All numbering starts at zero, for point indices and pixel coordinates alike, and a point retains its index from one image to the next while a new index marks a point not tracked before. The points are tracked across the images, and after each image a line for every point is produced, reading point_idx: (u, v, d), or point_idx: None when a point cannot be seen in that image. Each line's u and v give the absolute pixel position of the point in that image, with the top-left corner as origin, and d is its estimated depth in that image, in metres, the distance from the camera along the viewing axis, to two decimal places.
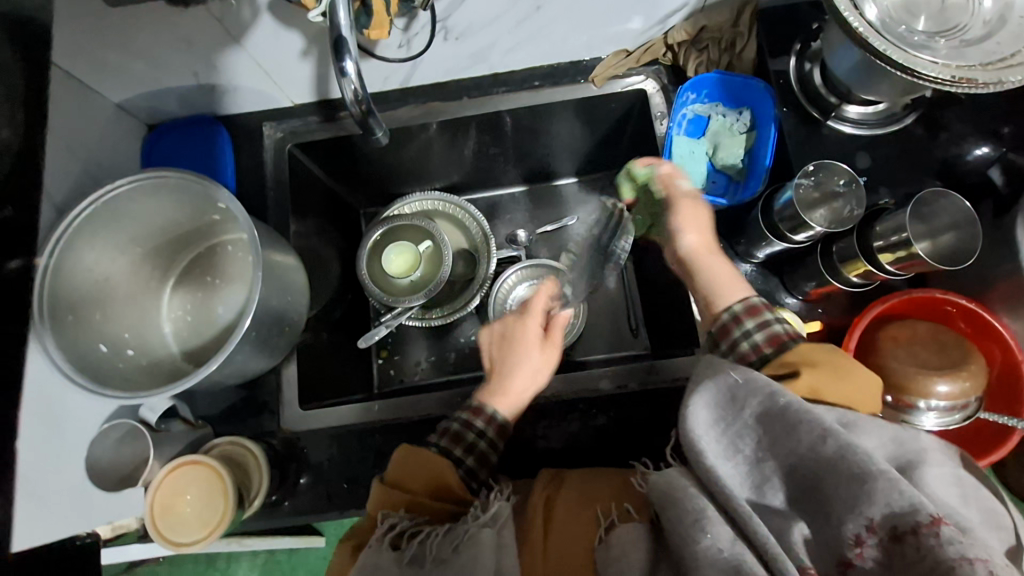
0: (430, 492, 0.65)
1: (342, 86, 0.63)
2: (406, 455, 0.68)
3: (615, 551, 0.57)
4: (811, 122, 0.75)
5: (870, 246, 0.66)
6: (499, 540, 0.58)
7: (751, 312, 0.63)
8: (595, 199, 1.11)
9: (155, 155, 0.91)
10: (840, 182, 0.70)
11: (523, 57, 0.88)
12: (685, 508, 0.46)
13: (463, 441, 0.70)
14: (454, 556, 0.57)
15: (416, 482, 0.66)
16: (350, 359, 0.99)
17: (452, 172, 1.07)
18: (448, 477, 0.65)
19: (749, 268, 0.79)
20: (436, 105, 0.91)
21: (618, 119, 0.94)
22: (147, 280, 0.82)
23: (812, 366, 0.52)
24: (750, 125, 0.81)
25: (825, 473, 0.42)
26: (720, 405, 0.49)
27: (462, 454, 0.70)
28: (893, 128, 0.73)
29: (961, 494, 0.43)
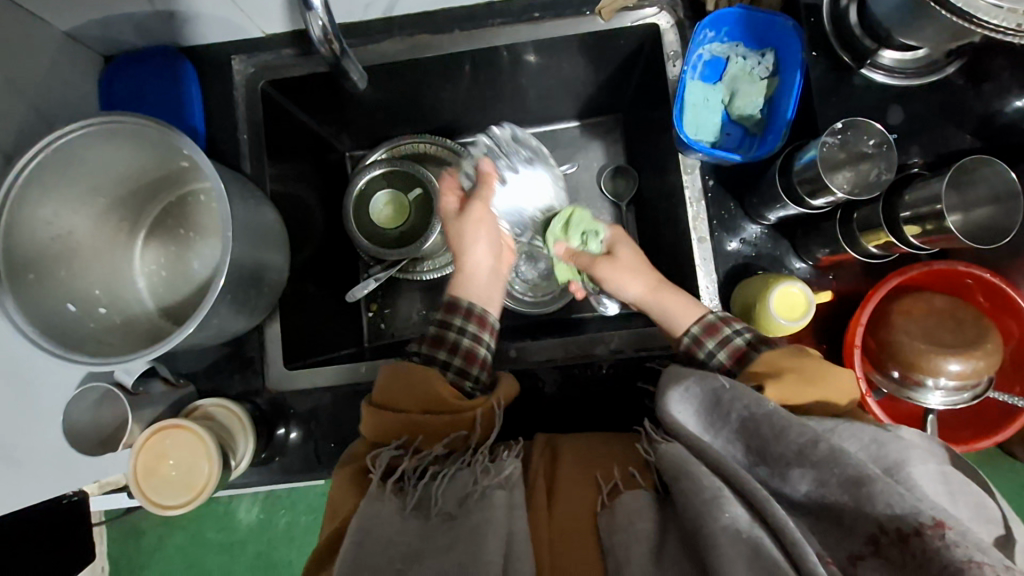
0: (422, 409, 0.67)
1: (309, 21, 0.59)
2: (395, 372, 0.69)
3: (620, 517, 0.58)
4: (841, 69, 0.67)
5: (897, 216, 0.61)
6: (509, 502, 0.59)
7: (711, 332, 0.68)
8: (598, 144, 1.05)
9: (115, 92, 0.82)
10: (870, 142, 0.63)
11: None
12: (702, 485, 0.53)
13: (444, 342, 0.76)
14: (461, 510, 0.59)
15: (408, 400, 0.67)
16: (339, 313, 0.96)
17: (444, 113, 0.99)
18: (438, 390, 0.67)
19: (757, 229, 0.74)
20: (424, 38, 0.82)
21: (626, 56, 0.86)
22: (114, 234, 0.76)
23: (780, 378, 0.60)
24: (772, 70, 0.73)
25: (819, 474, 0.50)
26: (707, 409, 0.59)
27: (448, 354, 0.76)
28: (934, 78, 0.66)
29: (949, 490, 0.51)
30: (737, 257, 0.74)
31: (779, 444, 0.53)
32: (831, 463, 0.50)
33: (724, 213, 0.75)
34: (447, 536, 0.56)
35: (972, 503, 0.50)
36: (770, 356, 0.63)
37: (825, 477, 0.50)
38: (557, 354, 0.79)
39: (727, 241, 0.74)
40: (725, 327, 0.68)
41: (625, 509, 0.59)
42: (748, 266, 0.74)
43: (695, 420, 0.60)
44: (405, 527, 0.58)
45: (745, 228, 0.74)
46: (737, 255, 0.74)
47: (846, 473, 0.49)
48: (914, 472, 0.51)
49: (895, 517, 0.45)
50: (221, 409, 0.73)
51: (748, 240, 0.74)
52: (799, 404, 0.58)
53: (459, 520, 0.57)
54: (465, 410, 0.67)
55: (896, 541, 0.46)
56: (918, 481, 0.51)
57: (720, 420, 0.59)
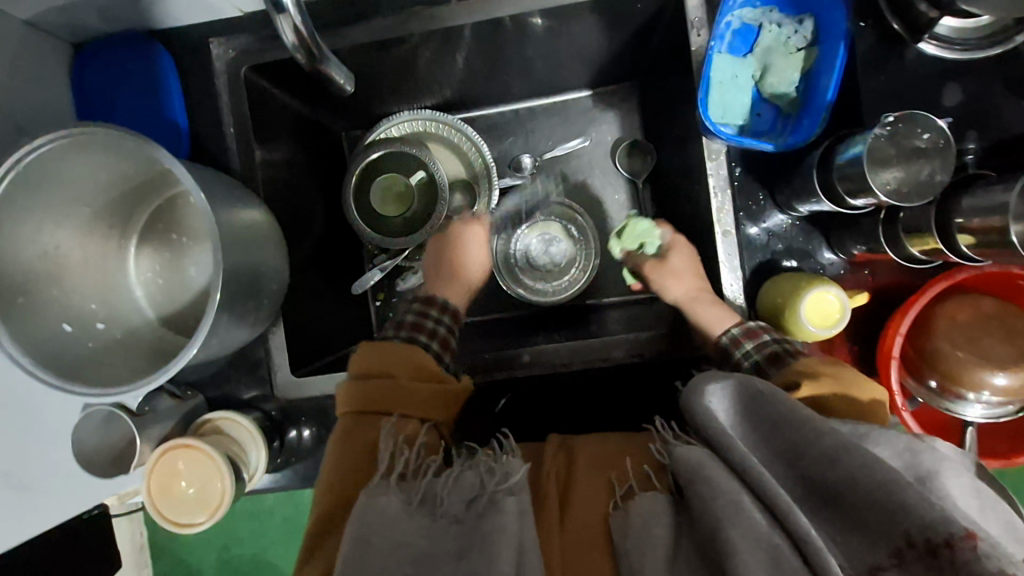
0: (413, 375, 0.69)
1: (279, 24, 0.52)
2: (378, 347, 0.71)
3: (635, 522, 0.56)
4: (891, 40, 0.59)
5: (951, 223, 0.55)
6: (520, 507, 0.55)
7: (749, 336, 0.67)
8: (612, 115, 0.97)
9: (88, 86, 0.76)
10: (925, 136, 0.54)
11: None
12: (720, 490, 0.49)
13: (424, 329, 0.78)
14: (467, 514, 0.56)
15: (399, 367, 0.69)
16: (346, 307, 0.93)
17: (444, 88, 0.92)
18: (430, 362, 0.71)
19: (785, 221, 0.69)
20: (419, 12, 0.75)
21: (644, 20, 0.77)
22: (105, 242, 0.72)
23: (815, 378, 0.58)
24: (811, 40, 0.65)
25: (849, 475, 0.46)
26: (743, 401, 0.56)
27: (427, 339, 0.77)
28: (1003, 49, 0.57)
29: (981, 505, 0.48)
30: (766, 255, 0.69)
31: (810, 447, 0.50)
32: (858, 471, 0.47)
33: (752, 204, 0.69)
34: (457, 542, 0.54)
35: (1001, 519, 0.47)
36: (808, 361, 0.61)
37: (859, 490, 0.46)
38: (583, 355, 0.73)
39: (754, 234, 0.69)
40: (763, 334, 0.66)
41: (639, 513, 0.56)
42: (775, 262, 0.69)
43: (727, 417, 0.56)
44: (414, 525, 0.55)
45: (772, 218, 0.69)
46: (766, 251, 0.69)
47: (876, 479, 0.45)
48: (947, 483, 0.48)
49: (928, 527, 0.40)
50: (231, 421, 0.71)
51: (775, 233, 0.69)
52: (831, 406, 0.55)
53: (468, 524, 0.55)
54: (449, 381, 0.71)
55: (923, 554, 0.41)
56: (951, 495, 0.47)
57: (756, 423, 0.55)
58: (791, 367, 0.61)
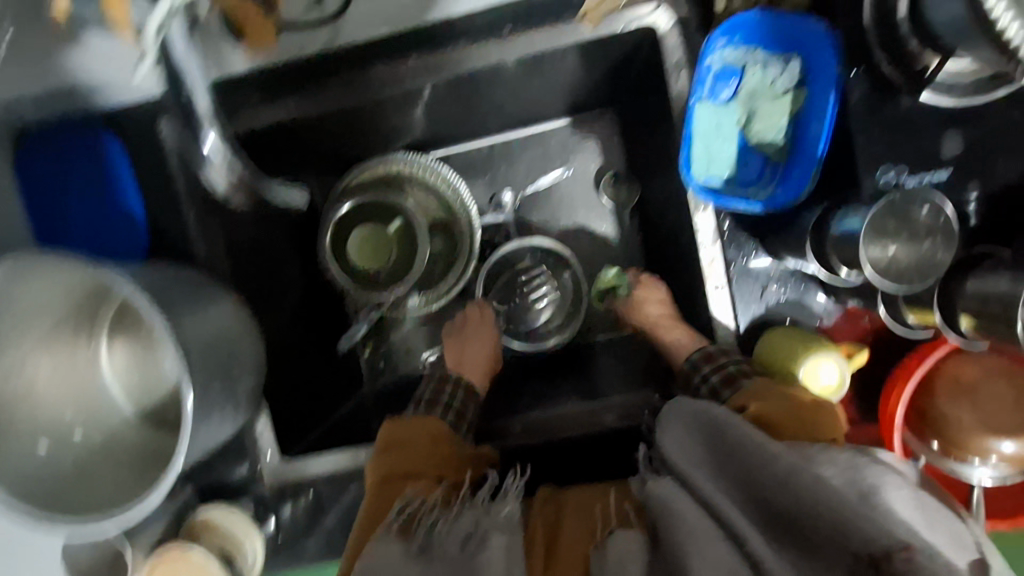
0: (432, 443, 0.69)
1: None
2: (397, 427, 0.70)
3: (612, 560, 0.52)
4: (887, 89, 0.54)
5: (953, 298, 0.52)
6: (509, 543, 0.55)
7: (707, 358, 0.65)
8: (594, 142, 0.93)
9: (38, 181, 0.70)
10: (924, 210, 0.49)
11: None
12: (683, 527, 0.49)
13: (438, 405, 0.77)
14: (461, 554, 0.55)
15: (415, 434, 0.70)
16: (334, 366, 0.91)
17: (415, 131, 0.87)
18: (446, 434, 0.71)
19: (779, 270, 0.66)
20: (377, 72, 0.68)
21: (621, 57, 0.72)
22: (73, 344, 0.68)
23: (761, 400, 0.57)
24: (800, 83, 0.60)
25: (795, 499, 0.48)
26: (704, 439, 0.56)
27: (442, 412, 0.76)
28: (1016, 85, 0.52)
29: (927, 516, 0.47)
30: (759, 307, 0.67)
31: (764, 474, 0.50)
32: (812, 491, 0.47)
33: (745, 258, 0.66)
34: None
35: (948, 528, 0.47)
36: (758, 384, 0.60)
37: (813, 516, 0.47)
38: (575, 424, 0.72)
39: (747, 287, 0.66)
40: (722, 356, 0.65)
41: (615, 554, 0.52)
42: (776, 314, 0.67)
43: (681, 448, 0.56)
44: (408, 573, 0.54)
45: (764, 270, 0.66)
46: (760, 304, 0.66)
47: (826, 500, 0.47)
48: (889, 495, 0.48)
49: (868, 543, 0.45)
50: (226, 516, 0.70)
51: (769, 282, 0.66)
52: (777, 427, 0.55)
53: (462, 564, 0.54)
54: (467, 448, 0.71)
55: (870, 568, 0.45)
56: (893, 505, 0.47)
57: (711, 454, 0.55)
58: (738, 392, 0.60)
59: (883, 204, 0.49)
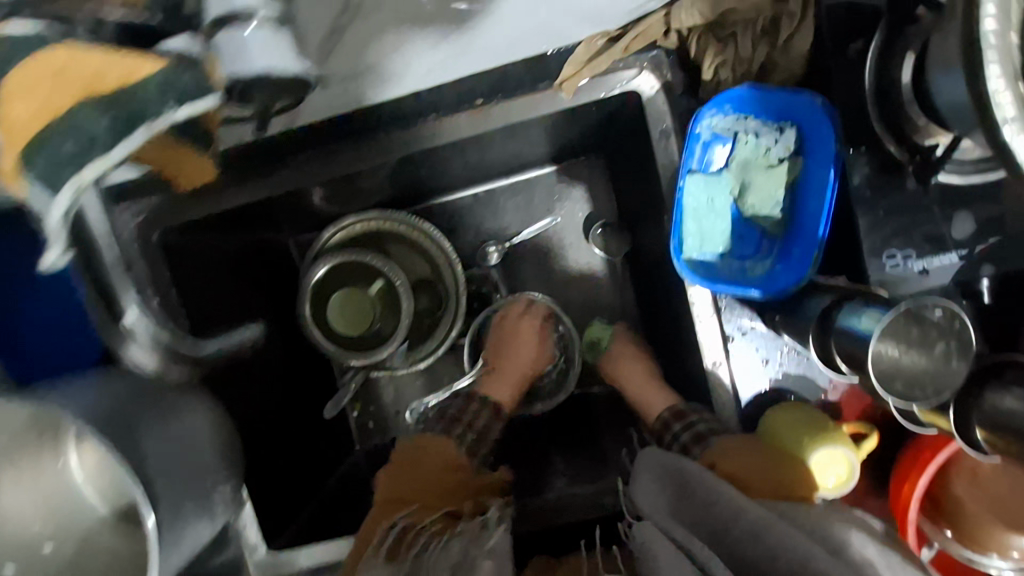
0: (445, 472, 0.67)
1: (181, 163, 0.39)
2: (425, 443, 0.70)
3: None
4: (891, 169, 0.50)
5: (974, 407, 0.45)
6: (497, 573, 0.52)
7: (677, 418, 0.66)
8: (581, 189, 0.88)
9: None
10: (936, 313, 0.45)
11: (431, 68, 0.57)
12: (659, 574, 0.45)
13: (461, 421, 0.74)
14: None
15: (431, 461, 0.68)
16: (321, 434, 0.88)
17: (392, 189, 0.83)
18: (459, 462, 0.69)
19: (783, 344, 0.62)
20: (343, 146, 0.64)
21: (604, 117, 0.67)
22: (36, 455, 0.64)
23: (733, 461, 0.56)
24: (795, 154, 0.56)
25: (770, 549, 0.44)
26: (673, 492, 0.54)
27: (463, 430, 0.73)
28: (1001, 172, 0.49)
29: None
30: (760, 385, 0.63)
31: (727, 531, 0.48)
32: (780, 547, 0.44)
33: (742, 334, 0.63)
34: None
35: None
36: (725, 442, 0.58)
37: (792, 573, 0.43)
38: (574, 510, 0.69)
39: (746, 362, 0.63)
40: (691, 415, 0.65)
41: None
42: (779, 390, 0.63)
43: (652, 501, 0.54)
44: None
45: (763, 345, 0.63)
46: (762, 380, 0.63)
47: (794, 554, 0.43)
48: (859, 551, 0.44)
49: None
50: None
51: (771, 355, 0.63)
52: (745, 484, 0.54)
53: None
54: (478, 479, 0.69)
55: None
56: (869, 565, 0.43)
57: (677, 505, 0.53)
58: (709, 451, 0.58)
59: (905, 307, 0.44)
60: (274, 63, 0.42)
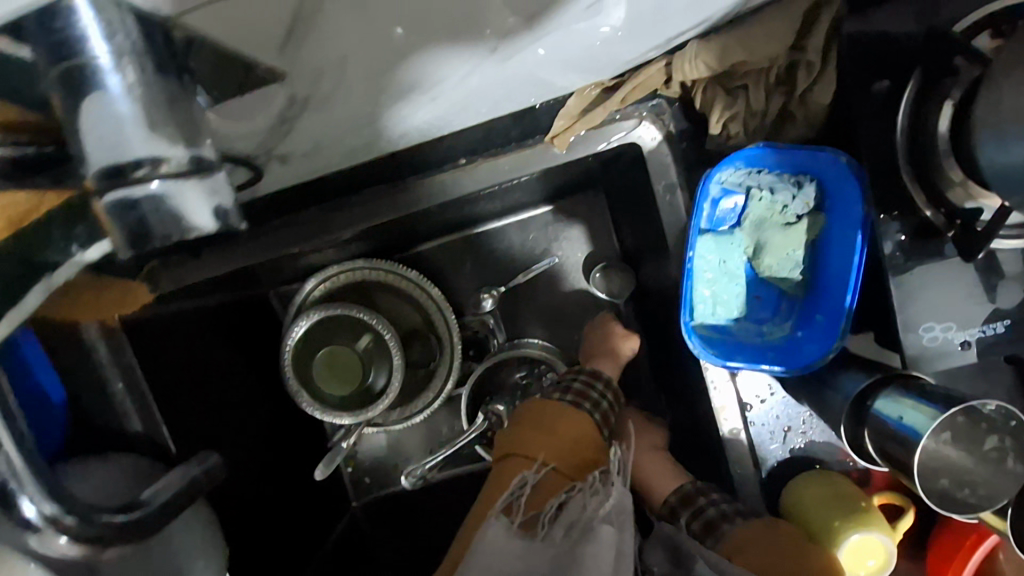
0: (574, 440, 0.58)
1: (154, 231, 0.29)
2: (544, 406, 0.60)
3: None
4: (928, 231, 0.45)
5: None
6: (618, 544, 0.47)
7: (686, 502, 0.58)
8: (579, 227, 0.83)
9: None
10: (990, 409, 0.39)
11: (436, 116, 0.46)
12: None
13: (588, 398, 0.63)
14: (564, 543, 0.47)
15: (564, 424, 0.59)
16: (313, 498, 0.82)
17: (377, 239, 0.77)
18: (591, 428, 0.59)
19: (805, 411, 0.57)
20: (319, 209, 0.58)
21: (601, 165, 0.61)
22: None
23: (757, 555, 0.49)
24: (814, 212, 0.51)
25: None
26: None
27: (591, 408, 0.62)
28: None
29: None
30: (783, 456, 0.58)
31: None
32: None
33: (761, 402, 0.57)
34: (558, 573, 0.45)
35: None
36: (744, 534, 0.51)
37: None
38: None
39: (767, 432, 0.57)
40: (701, 498, 0.57)
41: None
42: (805, 459, 0.57)
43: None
44: (509, 550, 0.46)
45: (785, 412, 0.57)
46: (784, 450, 0.58)
47: None
48: None
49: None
50: None
51: (791, 424, 0.57)
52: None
53: (565, 553, 0.46)
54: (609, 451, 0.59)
55: None
56: None
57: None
58: (725, 541, 0.52)
59: (960, 405, 0.39)
60: (197, 221, 0.29)
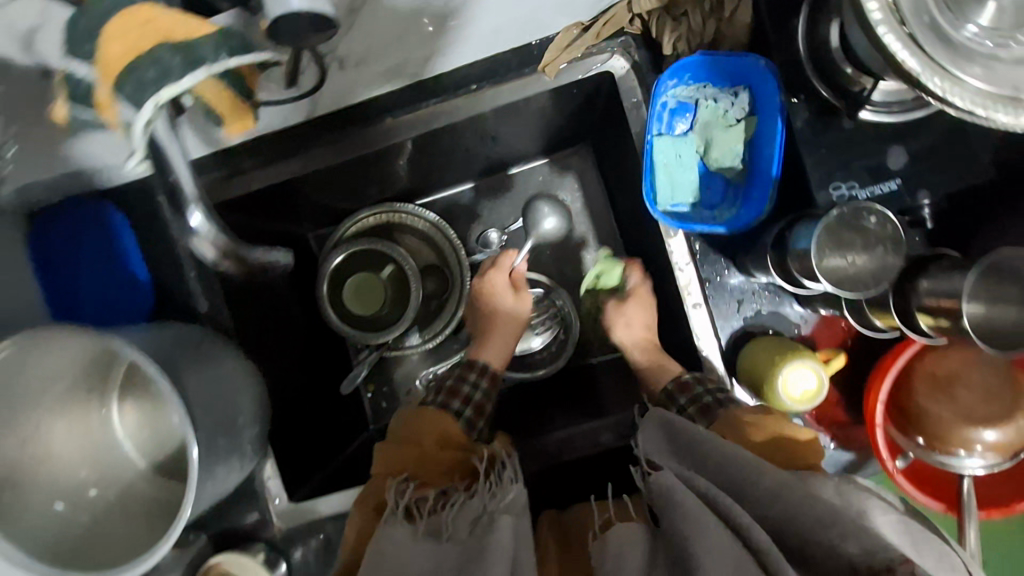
0: (438, 443, 0.71)
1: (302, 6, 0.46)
2: (409, 417, 0.74)
3: (611, 549, 0.54)
4: (829, 111, 0.58)
5: (911, 304, 0.54)
6: (516, 527, 0.57)
7: (683, 389, 0.69)
8: (573, 176, 0.97)
9: (51, 258, 0.74)
10: (872, 218, 0.53)
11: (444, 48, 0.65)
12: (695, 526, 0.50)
13: (459, 395, 0.79)
14: (471, 535, 0.58)
15: (425, 435, 0.71)
16: (338, 409, 0.94)
17: (401, 180, 0.91)
18: (452, 430, 0.73)
19: (760, 282, 0.68)
20: (354, 133, 0.72)
21: (584, 100, 0.76)
22: (86, 407, 0.72)
23: (743, 427, 0.60)
24: (749, 109, 0.64)
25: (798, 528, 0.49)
26: (682, 457, 0.60)
27: (461, 406, 0.78)
28: (924, 112, 0.56)
29: (914, 541, 0.49)
30: (735, 321, 0.69)
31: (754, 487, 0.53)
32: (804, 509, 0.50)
33: (717, 277, 0.69)
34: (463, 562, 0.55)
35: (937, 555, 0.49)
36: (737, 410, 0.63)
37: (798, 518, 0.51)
38: (578, 448, 0.75)
39: (721, 301, 0.69)
40: (696, 387, 0.68)
41: (615, 538, 0.54)
42: (757, 325, 0.69)
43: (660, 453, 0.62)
44: (422, 550, 0.57)
45: (736, 285, 0.69)
46: (737, 316, 0.69)
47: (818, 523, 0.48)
48: (875, 522, 0.50)
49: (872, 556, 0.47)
50: (237, 562, 0.73)
51: (744, 296, 0.69)
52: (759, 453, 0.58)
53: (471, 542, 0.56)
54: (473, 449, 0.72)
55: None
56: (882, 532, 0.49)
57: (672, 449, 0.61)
58: (724, 417, 0.63)
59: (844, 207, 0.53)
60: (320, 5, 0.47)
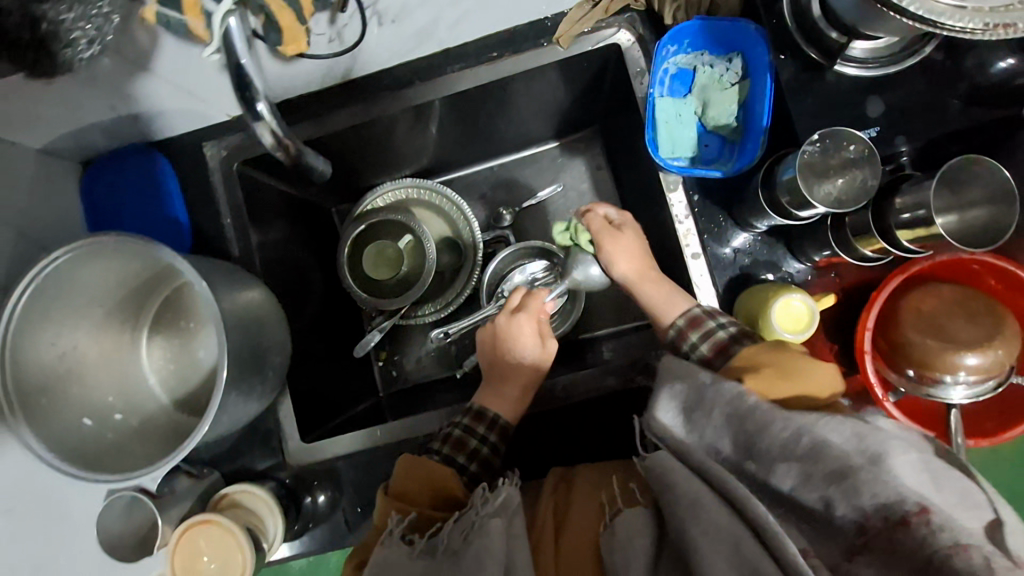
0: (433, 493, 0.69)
1: None
2: (409, 463, 0.71)
3: (620, 536, 0.57)
4: (812, 66, 0.66)
5: (890, 223, 0.62)
6: (509, 530, 0.59)
7: (694, 325, 0.69)
8: (580, 160, 1.04)
9: (100, 199, 0.82)
10: (851, 147, 0.64)
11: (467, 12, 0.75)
12: (682, 493, 0.52)
13: (466, 447, 0.74)
14: (463, 545, 0.59)
15: (420, 488, 0.69)
16: (351, 370, 0.97)
17: (422, 156, 0.98)
18: (448, 481, 0.69)
19: (749, 237, 0.73)
20: (386, 94, 0.79)
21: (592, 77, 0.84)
22: (120, 335, 0.76)
23: (756, 371, 0.58)
24: (742, 74, 0.71)
25: (807, 470, 0.49)
26: (689, 408, 0.58)
27: (466, 459, 0.74)
28: (890, 69, 0.64)
29: (934, 479, 0.45)
30: (733, 269, 0.73)
31: (765, 439, 0.51)
32: (816, 458, 0.48)
33: (715, 226, 0.73)
34: (454, 570, 0.57)
35: (958, 490, 0.45)
36: (751, 352, 0.61)
37: (809, 471, 0.49)
38: (580, 392, 0.79)
39: (720, 250, 0.73)
40: (709, 320, 0.68)
41: (625, 527, 0.57)
42: (754, 274, 0.73)
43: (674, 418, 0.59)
44: (416, 567, 0.59)
45: (736, 237, 0.73)
46: (735, 263, 0.73)
47: (830, 468, 0.47)
48: (896, 464, 0.46)
49: (883, 507, 0.45)
50: (246, 493, 0.75)
51: (740, 250, 0.73)
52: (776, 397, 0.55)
53: (458, 553, 0.58)
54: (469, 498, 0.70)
55: (884, 531, 0.45)
56: (901, 476, 0.45)
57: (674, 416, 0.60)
58: (736, 359, 0.62)
59: (830, 129, 0.63)
60: None
